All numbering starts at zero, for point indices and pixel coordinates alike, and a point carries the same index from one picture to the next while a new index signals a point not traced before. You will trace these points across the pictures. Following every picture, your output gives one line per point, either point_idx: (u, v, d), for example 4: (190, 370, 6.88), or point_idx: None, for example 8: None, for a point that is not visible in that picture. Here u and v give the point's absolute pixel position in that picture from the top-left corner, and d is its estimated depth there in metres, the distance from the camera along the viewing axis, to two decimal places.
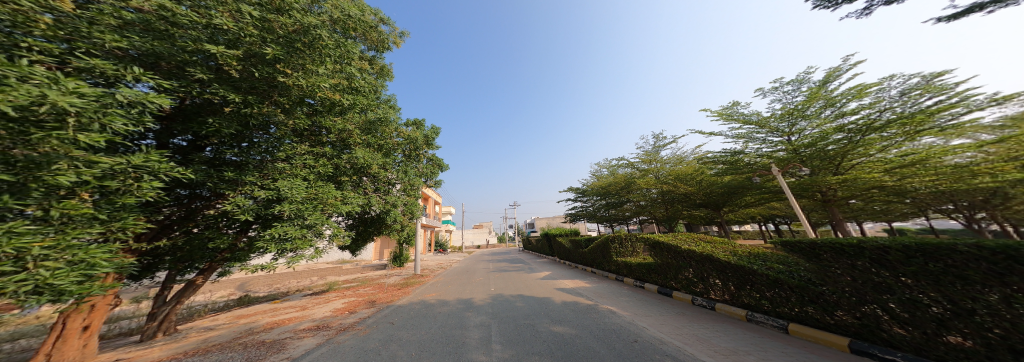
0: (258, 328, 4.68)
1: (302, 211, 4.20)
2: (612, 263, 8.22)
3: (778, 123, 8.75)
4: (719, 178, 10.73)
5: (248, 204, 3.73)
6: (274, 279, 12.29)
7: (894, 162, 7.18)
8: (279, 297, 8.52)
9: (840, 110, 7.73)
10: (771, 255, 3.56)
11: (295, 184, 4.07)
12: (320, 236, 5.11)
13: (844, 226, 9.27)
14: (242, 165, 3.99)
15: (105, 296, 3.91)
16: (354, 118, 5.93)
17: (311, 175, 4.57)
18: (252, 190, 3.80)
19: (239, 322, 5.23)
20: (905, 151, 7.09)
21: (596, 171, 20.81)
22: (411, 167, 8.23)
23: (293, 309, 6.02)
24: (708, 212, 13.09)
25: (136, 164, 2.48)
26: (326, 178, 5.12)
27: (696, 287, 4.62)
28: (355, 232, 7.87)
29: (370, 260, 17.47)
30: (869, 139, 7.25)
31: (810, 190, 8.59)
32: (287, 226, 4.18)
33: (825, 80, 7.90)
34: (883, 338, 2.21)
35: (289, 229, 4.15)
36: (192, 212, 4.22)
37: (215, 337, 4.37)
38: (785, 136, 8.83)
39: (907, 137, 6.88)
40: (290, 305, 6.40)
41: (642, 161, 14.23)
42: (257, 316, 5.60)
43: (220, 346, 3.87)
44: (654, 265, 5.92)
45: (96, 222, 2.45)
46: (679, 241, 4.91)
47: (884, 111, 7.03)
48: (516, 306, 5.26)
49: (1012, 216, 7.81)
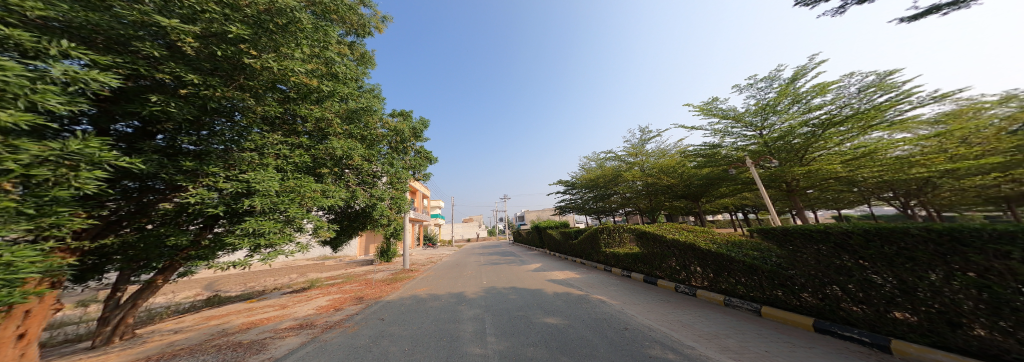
0: (237, 328, 4.45)
1: (277, 205, 3.98)
2: (600, 254, 8.52)
3: (752, 118, 9.26)
4: (697, 170, 11.27)
5: (214, 196, 3.50)
6: (248, 278, 11.63)
7: (849, 154, 7.85)
8: (255, 296, 8.09)
9: (806, 107, 8.30)
10: (747, 243, 3.83)
11: (270, 176, 3.85)
12: (300, 230, 4.88)
13: (805, 214, 9.99)
14: (203, 155, 3.68)
15: (42, 301, 3.58)
16: (333, 107, 5.62)
17: (284, 166, 4.39)
18: (216, 181, 3.60)
19: (213, 323, 4.93)
20: (858, 144, 7.76)
21: (584, 164, 21.23)
22: (396, 159, 7.98)
23: (272, 308, 5.75)
24: (686, 202, 13.79)
25: (71, 152, 2.30)
26: (303, 169, 4.87)
27: (679, 275, 4.90)
28: (338, 227, 7.57)
29: (353, 255, 16.96)
30: (828, 133, 7.82)
31: (778, 181, 9.19)
32: (261, 220, 3.96)
33: (793, 78, 8.42)
34: (842, 316, 2.49)
35: (265, 225, 3.92)
36: (143, 206, 3.86)
37: (182, 340, 4.08)
38: (758, 131, 9.37)
39: (861, 132, 7.51)
40: (270, 305, 6.10)
41: (629, 154, 14.68)
42: (233, 316, 5.30)
43: (193, 349, 3.64)
44: (640, 255, 6.19)
45: (21, 218, 2.24)
46: (663, 231, 5.17)
47: (843, 107, 7.62)
48: (508, 299, 5.34)
49: (941, 203, 8.86)
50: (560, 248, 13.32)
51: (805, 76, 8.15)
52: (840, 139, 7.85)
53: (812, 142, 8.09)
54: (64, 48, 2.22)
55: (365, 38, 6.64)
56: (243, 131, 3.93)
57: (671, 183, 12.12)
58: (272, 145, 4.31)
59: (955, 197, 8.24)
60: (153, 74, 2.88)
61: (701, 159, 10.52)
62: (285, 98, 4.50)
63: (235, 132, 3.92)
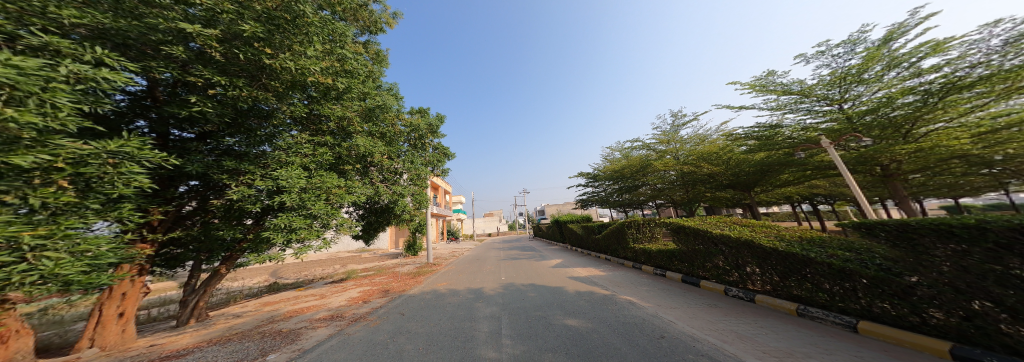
0: (278, 316, 4.75)
1: (304, 201, 4.14)
2: (628, 250, 7.80)
3: (826, 91, 7.69)
4: (749, 155, 9.75)
5: (252, 193, 3.71)
6: (299, 267, 12.88)
7: (981, 126, 6.04)
8: (299, 285, 8.82)
9: (909, 70, 6.53)
10: (827, 239, 3.05)
11: (294, 173, 3.99)
12: (327, 225, 5.06)
13: (911, 206, 8.06)
14: (243, 155, 3.92)
15: (134, 285, 3.86)
16: (353, 105, 5.79)
17: (309, 163, 4.55)
18: (253, 179, 3.80)
19: (263, 309, 5.34)
20: (995, 113, 5.86)
21: (608, 155, 20.07)
22: (416, 155, 8.08)
23: (313, 297, 6.15)
24: (734, 193, 12.15)
25: (110, 150, 2.34)
26: (326, 166, 5.03)
27: (730, 276, 4.14)
28: (365, 222, 7.88)
29: (386, 249, 17.99)
30: (952, 100, 5.95)
31: (869, 164, 7.55)
32: (292, 216, 4.11)
33: (887, 39, 6.69)
34: (1007, 344, 1.71)
35: (295, 220, 4.07)
36: (204, 202, 4.18)
37: (241, 325, 4.43)
38: (835, 105, 7.76)
39: (1005, 95, 5.58)
40: (310, 294, 6.54)
41: (660, 142, 13.41)
42: (280, 303, 5.72)
43: (242, 335, 3.86)
44: (677, 252, 5.47)
45: (90, 211, 2.41)
46: (707, 226, 4.44)
47: (976, 65, 5.71)
48: (527, 296, 5.02)
49: None
50: (583, 243, 12.67)
51: (904, 34, 6.43)
52: (967, 108, 6.02)
53: (920, 114, 6.32)
54: (97, 54, 2.31)
55: (378, 35, 6.73)
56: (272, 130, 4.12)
57: (715, 171, 10.70)
58: (300, 144, 4.49)
59: None
60: (182, 77, 3.03)
61: (751, 143, 9.06)
62: (304, 96, 4.68)
63: (269, 134, 4.11)
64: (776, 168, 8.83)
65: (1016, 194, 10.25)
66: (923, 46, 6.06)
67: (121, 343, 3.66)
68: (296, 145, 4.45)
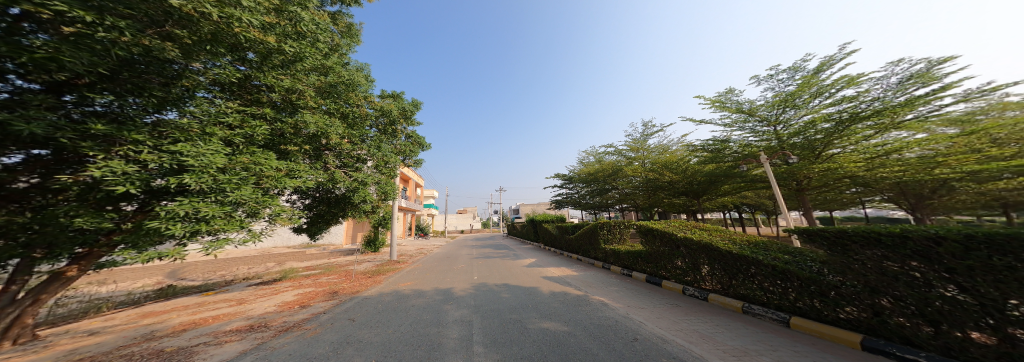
0: (157, 333, 3.78)
1: (220, 185, 3.45)
2: (598, 250, 8.15)
3: (767, 112, 8.87)
4: (701, 166, 10.97)
5: (132, 170, 2.88)
6: (217, 266, 10.77)
7: (869, 152, 7.49)
8: (219, 286, 7.36)
9: (830, 100, 7.80)
10: (771, 244, 3.42)
11: (204, 150, 3.27)
12: (253, 215, 4.27)
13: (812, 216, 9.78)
14: (121, 119, 3.02)
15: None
16: (309, 78, 5.01)
17: (229, 138, 3.74)
18: (134, 152, 2.96)
19: (141, 322, 4.28)
20: (880, 142, 7.41)
21: (584, 158, 20.83)
22: (384, 142, 7.32)
23: (226, 303, 5.11)
24: (686, 200, 13.53)
25: None
26: (251, 142, 4.18)
27: (687, 276, 4.49)
28: (314, 214, 6.91)
29: (339, 243, 16.31)
30: (853, 129, 7.40)
31: (791, 179, 8.98)
32: (197, 202, 3.33)
33: (818, 69, 8.00)
34: (903, 335, 2.03)
35: (204, 207, 3.32)
36: (51, 177, 3.10)
37: (89, 347, 3.42)
38: (772, 126, 8.95)
39: (886, 129, 7.10)
40: (224, 299, 5.46)
41: (631, 149, 14.41)
42: (169, 314, 4.61)
43: (92, 361, 2.98)
44: (642, 253, 5.81)
45: None
46: (672, 229, 4.75)
47: (873, 101, 7.11)
48: (501, 298, 4.85)
49: (949, 206, 8.74)
50: (557, 242, 13.03)
51: (831, 67, 7.77)
52: (863, 136, 7.50)
53: (832, 138, 7.75)
54: None
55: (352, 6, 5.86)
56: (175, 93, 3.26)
57: (673, 179, 11.79)
58: (211, 114, 3.66)
59: (966, 199, 8.09)
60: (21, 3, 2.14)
61: (704, 156, 10.18)
62: (235, 53, 3.79)
63: (172, 98, 3.26)
64: (722, 179, 10.03)
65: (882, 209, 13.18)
66: (842, 78, 7.38)
67: None
68: (204, 114, 3.58)
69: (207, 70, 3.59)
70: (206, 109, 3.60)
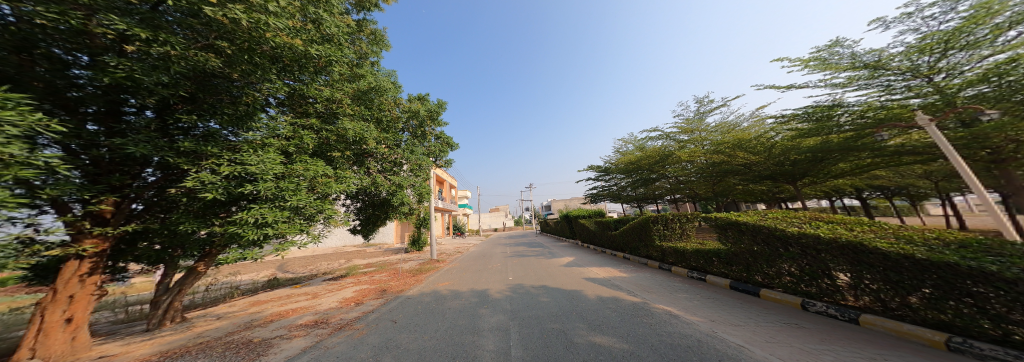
0: (256, 321, 4.07)
1: (282, 192, 3.53)
2: (652, 248, 6.89)
3: (908, 60, 6.39)
4: (793, 142, 8.56)
5: (218, 180, 3.07)
6: (307, 261, 12.55)
7: None
8: (294, 282, 8.35)
9: None
10: (999, 244, 2.01)
11: (262, 158, 3.33)
12: (310, 219, 4.45)
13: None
14: (208, 135, 3.31)
15: (84, 286, 3.19)
16: (343, 86, 5.21)
17: (286, 148, 3.90)
18: (218, 164, 3.13)
19: (249, 310, 4.76)
20: None
21: (621, 147, 18.83)
22: (416, 145, 7.46)
23: (304, 296, 5.62)
24: (771, 186, 10.91)
25: None
26: (304, 150, 4.34)
27: (807, 287, 3.19)
28: (362, 216, 7.34)
29: (392, 243, 17.70)
30: None
31: (979, 145, 6.12)
32: (263, 208, 3.44)
33: None
34: None
35: (268, 213, 3.41)
36: (165, 190, 3.47)
37: (213, 330, 3.78)
38: (921, 78, 6.44)
39: None
40: (304, 292, 6.01)
41: (682, 131, 12.32)
42: (268, 304, 5.17)
43: (203, 347, 3.20)
44: (720, 253, 4.55)
45: None
46: (772, 224, 3.42)
47: None
48: (539, 302, 4.23)
49: None
50: (596, 239, 11.85)
51: None
52: None
53: None
54: None
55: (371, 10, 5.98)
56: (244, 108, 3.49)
57: (752, 161, 9.52)
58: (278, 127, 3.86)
59: None
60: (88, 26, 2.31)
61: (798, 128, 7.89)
62: (282, 67, 3.96)
63: (243, 112, 3.50)
64: (834, 155, 7.56)
65: None
66: None
67: (70, 353, 3.04)
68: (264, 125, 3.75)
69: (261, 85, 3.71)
70: (265, 122, 3.79)
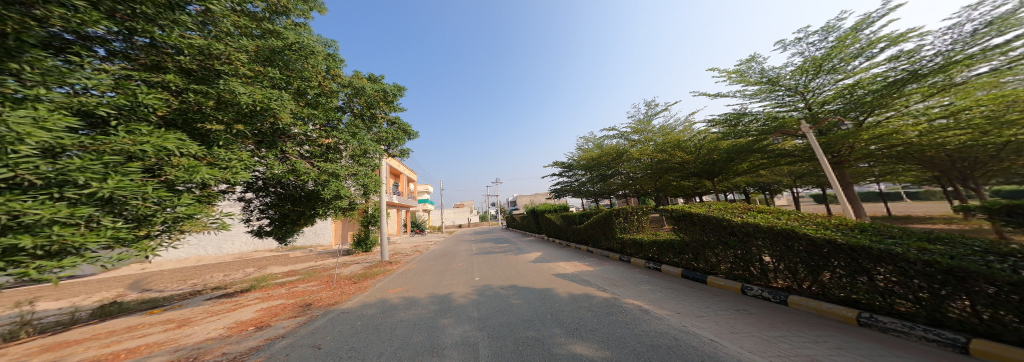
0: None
1: (69, 171, 2.40)
2: (613, 240, 7.28)
3: (796, 79, 8.05)
4: (715, 145, 10.18)
5: None
6: (187, 274, 9.67)
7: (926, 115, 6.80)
8: (181, 300, 6.40)
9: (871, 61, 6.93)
10: (887, 229, 2.47)
11: (27, 115, 2.22)
12: (135, 222, 3.21)
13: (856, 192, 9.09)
14: None
15: None
16: (242, 41, 4.24)
17: (91, 109, 2.71)
18: None
19: (31, 361, 3.27)
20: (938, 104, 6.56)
21: (583, 145, 19.78)
22: (359, 129, 6.34)
23: (162, 326, 4.17)
24: (697, 182, 12.83)
25: None
26: (137, 115, 3.16)
27: (743, 271, 3.61)
28: (283, 213, 5.95)
29: (329, 244, 15.33)
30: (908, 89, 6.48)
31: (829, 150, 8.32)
32: (19, 201, 2.21)
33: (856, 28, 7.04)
34: None
35: (33, 209, 2.22)
36: None
37: None
38: (799, 94, 8.25)
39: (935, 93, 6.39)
40: (166, 320, 4.50)
41: (633, 131, 13.67)
42: (76, 348, 3.63)
43: None
44: (673, 243, 4.95)
45: None
46: (718, 215, 3.76)
47: (934, 56, 6.17)
48: (510, 306, 3.92)
49: (1002, 174, 7.99)
50: (562, 233, 12.19)
51: (871, 23, 6.82)
52: (908, 100, 6.81)
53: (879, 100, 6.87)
54: None
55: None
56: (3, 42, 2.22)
57: (684, 160, 11.00)
58: (93, 78, 2.72)
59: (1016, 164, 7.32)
60: None
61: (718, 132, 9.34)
62: None
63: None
64: (743, 157, 9.19)
65: (906, 180, 12.49)
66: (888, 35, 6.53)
67: None
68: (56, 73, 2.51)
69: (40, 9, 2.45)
70: (54, 67, 2.52)
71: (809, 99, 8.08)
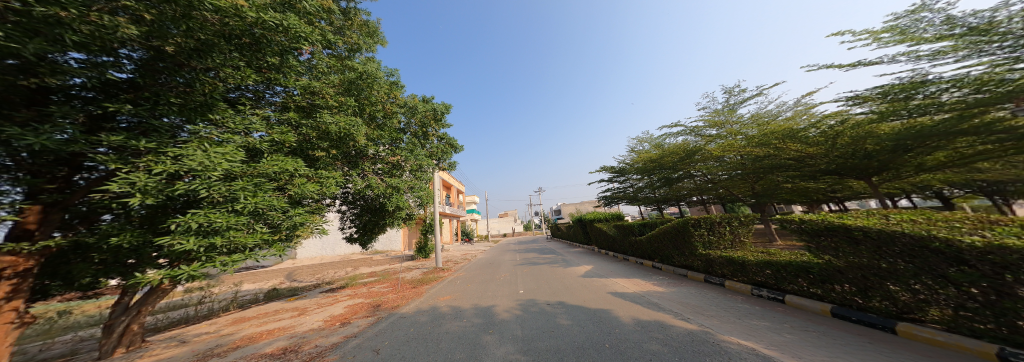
0: (217, 348, 3.45)
1: (235, 191, 2.99)
2: (691, 259, 5.71)
3: None
4: (846, 134, 7.14)
5: (154, 180, 2.49)
6: (315, 269, 12.21)
7: None
8: (297, 293, 7.95)
9: None
10: None
11: (217, 151, 2.86)
12: (274, 227, 3.90)
13: None
14: (153, 130, 2.76)
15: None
16: (328, 76, 5.08)
17: (252, 144, 3.44)
18: (154, 163, 2.56)
19: (222, 332, 4.21)
20: None
21: (634, 147, 17.49)
22: (417, 146, 6.97)
23: (290, 313, 5.07)
24: (824, 183, 9.35)
25: None
26: (279, 147, 3.94)
27: (987, 323, 1.93)
28: (361, 222, 6.83)
29: (402, 251, 17.37)
30: None
31: None
32: (212, 213, 2.84)
33: None
34: None
35: (219, 218, 2.82)
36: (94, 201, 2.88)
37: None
38: None
39: None
40: (293, 308, 5.49)
41: (710, 125, 11.17)
42: (249, 323, 4.61)
43: None
44: (803, 267, 3.34)
45: None
46: (914, 229, 2.22)
47: None
48: (557, 327, 3.25)
49: None
50: (615, 246, 10.66)
51: None
52: None
53: None
54: None
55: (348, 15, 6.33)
56: (197, 98, 2.99)
57: (805, 154, 8.10)
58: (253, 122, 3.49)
59: None
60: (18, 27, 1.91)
61: (868, 113, 6.47)
62: (241, 48, 3.34)
63: (199, 103, 3.01)
64: (929, 147, 5.86)
65: None
66: None
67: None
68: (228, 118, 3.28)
69: (222, 72, 3.21)
70: (232, 117, 3.32)
71: None
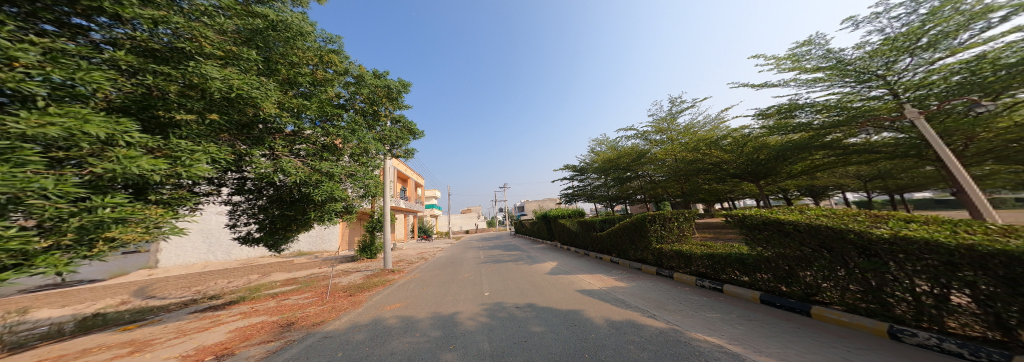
0: None
1: None
2: (645, 250, 6.22)
3: (870, 60, 6.51)
4: (756, 147, 9.07)
5: None
6: (191, 280, 9.22)
7: None
8: (153, 316, 5.86)
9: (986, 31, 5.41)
10: None
11: None
12: (48, 228, 2.28)
13: None
14: None
15: None
16: (224, 20, 3.67)
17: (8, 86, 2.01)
18: None
19: None
20: None
21: (593, 148, 18.84)
22: (361, 126, 5.77)
23: (112, 354, 3.65)
24: (731, 185, 11.55)
25: None
26: (69, 96, 2.39)
27: (893, 309, 2.29)
28: (270, 218, 5.32)
29: (334, 250, 14.88)
30: None
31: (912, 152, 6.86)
32: None
33: None
34: None
35: None
36: None
37: None
38: (880, 79, 6.52)
39: None
40: (128, 342, 4.13)
41: (655, 131, 12.63)
42: None
43: None
44: (742, 258, 3.80)
45: None
46: (832, 224, 2.62)
47: None
48: (531, 335, 2.94)
49: None
50: (578, 240, 11.24)
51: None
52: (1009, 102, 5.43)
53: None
54: None
55: None
56: None
57: (722, 160, 9.84)
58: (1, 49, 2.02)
59: None
60: None
61: (766, 127, 8.33)
62: None
63: None
64: (797, 156, 7.92)
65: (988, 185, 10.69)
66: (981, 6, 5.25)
67: None
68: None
69: None
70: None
71: (895, 83, 6.34)
